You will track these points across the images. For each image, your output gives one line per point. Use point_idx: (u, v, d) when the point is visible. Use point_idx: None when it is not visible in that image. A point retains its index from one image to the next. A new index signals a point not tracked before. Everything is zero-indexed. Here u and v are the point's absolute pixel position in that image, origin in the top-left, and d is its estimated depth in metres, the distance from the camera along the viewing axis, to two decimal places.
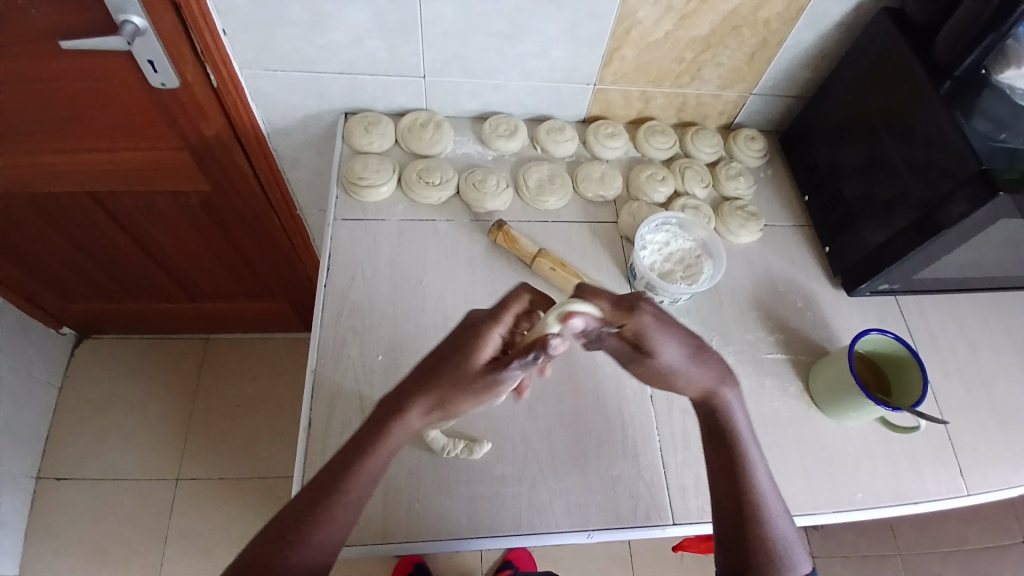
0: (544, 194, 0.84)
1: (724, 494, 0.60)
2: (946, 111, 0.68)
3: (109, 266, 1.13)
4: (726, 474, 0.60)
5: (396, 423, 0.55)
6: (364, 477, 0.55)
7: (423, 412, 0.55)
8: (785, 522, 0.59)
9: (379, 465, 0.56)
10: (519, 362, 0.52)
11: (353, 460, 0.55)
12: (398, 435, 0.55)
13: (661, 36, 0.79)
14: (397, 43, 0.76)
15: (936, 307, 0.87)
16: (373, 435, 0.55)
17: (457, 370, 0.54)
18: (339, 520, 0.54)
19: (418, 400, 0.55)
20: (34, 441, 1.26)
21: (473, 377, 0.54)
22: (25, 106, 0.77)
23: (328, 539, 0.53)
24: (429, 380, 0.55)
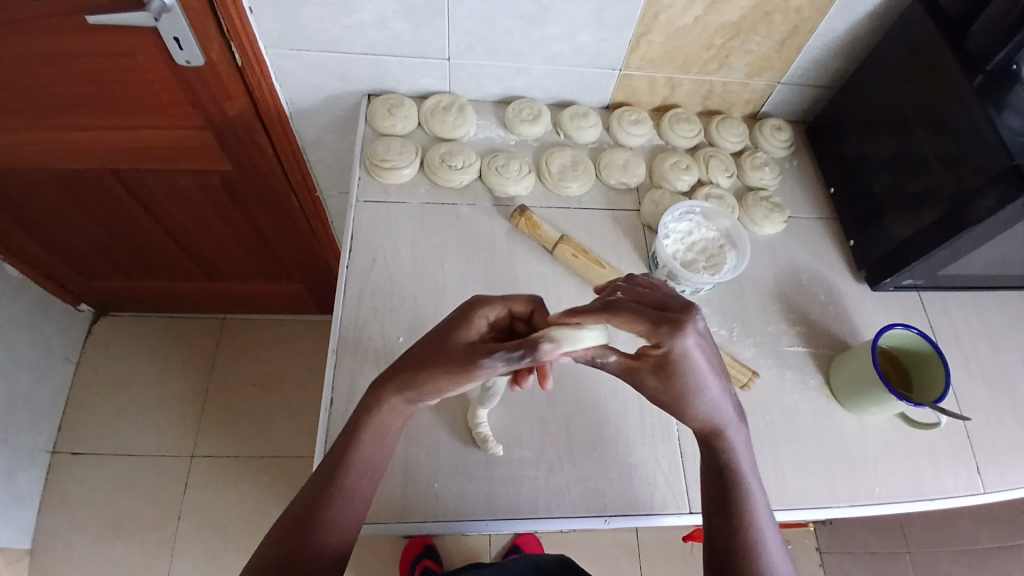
0: (566, 180, 0.83)
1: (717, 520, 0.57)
2: (981, 105, 0.66)
3: (127, 245, 1.14)
4: (723, 500, 0.57)
5: (373, 407, 0.55)
6: (358, 461, 0.56)
7: (399, 397, 0.55)
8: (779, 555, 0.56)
9: (368, 452, 0.56)
10: (501, 352, 0.49)
11: (345, 447, 0.56)
12: (379, 419, 0.56)
13: (690, 22, 0.78)
14: (422, 24, 0.76)
15: (960, 304, 0.85)
16: (357, 421, 0.56)
17: (440, 350, 0.53)
18: (342, 507, 0.55)
19: (392, 383, 0.55)
20: (51, 416, 1.28)
21: (449, 360, 0.52)
22: (52, 81, 0.78)
23: (338, 526, 0.55)
24: (402, 363, 0.55)
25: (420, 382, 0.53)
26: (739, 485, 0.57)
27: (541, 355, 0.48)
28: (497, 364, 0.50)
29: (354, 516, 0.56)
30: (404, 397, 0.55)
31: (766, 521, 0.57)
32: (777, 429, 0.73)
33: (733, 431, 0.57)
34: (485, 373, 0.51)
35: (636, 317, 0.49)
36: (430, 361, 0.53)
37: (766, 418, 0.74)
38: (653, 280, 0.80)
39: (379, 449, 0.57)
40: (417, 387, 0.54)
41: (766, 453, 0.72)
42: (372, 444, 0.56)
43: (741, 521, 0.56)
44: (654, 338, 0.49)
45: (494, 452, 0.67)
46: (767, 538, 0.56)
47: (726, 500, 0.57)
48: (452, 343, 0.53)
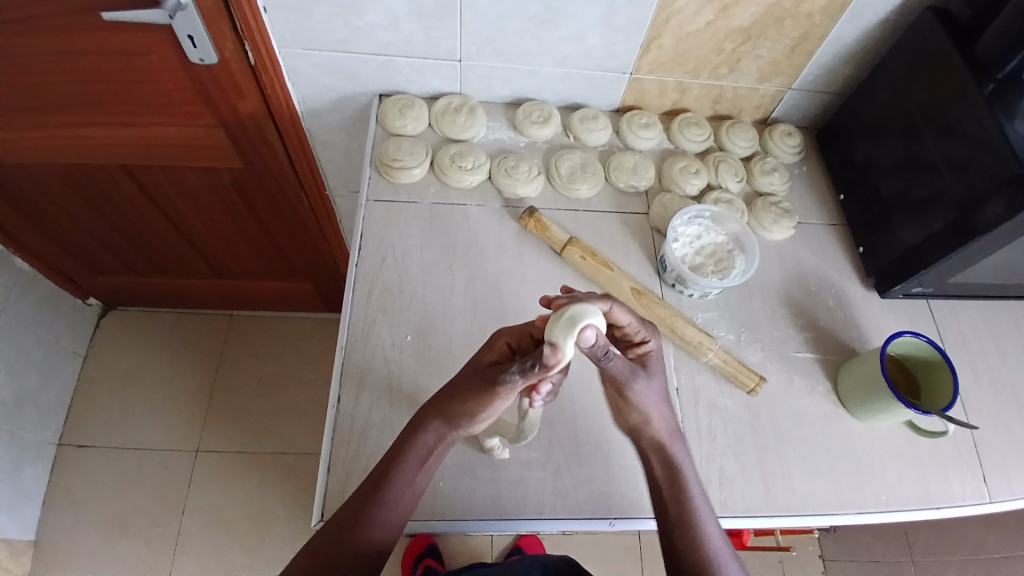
0: (576, 182, 0.83)
1: (673, 531, 0.57)
2: (989, 111, 0.66)
3: (138, 241, 1.15)
4: (675, 510, 0.58)
5: (421, 426, 0.57)
6: (403, 474, 0.56)
7: (441, 421, 0.57)
8: (734, 565, 0.56)
9: (410, 470, 0.57)
10: (519, 366, 0.52)
11: (390, 464, 0.57)
12: (422, 442, 0.57)
13: (701, 26, 0.78)
14: (434, 24, 0.76)
15: (969, 311, 0.85)
16: (403, 442, 0.57)
17: (471, 375, 0.56)
18: (385, 519, 0.55)
19: (434, 408, 0.57)
20: (58, 410, 1.29)
21: (477, 382, 0.55)
22: (67, 78, 0.78)
23: (379, 539, 0.55)
24: (448, 389, 0.58)
25: (457, 408, 0.56)
26: (687, 495, 0.58)
27: (547, 360, 0.50)
28: (516, 378, 0.52)
29: (395, 529, 0.56)
30: (445, 421, 0.57)
31: (716, 531, 0.58)
32: (784, 434, 0.73)
33: (676, 441, 0.60)
34: (507, 390, 0.53)
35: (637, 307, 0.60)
36: (463, 387, 0.56)
37: (773, 422, 0.74)
38: (660, 283, 0.80)
39: (422, 468, 0.57)
40: (461, 411, 0.56)
41: (773, 457, 0.72)
42: (415, 464, 0.57)
43: (692, 531, 0.57)
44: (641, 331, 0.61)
45: (500, 456, 0.67)
46: (719, 547, 0.57)
47: (677, 510, 0.58)
48: (478, 367, 0.56)
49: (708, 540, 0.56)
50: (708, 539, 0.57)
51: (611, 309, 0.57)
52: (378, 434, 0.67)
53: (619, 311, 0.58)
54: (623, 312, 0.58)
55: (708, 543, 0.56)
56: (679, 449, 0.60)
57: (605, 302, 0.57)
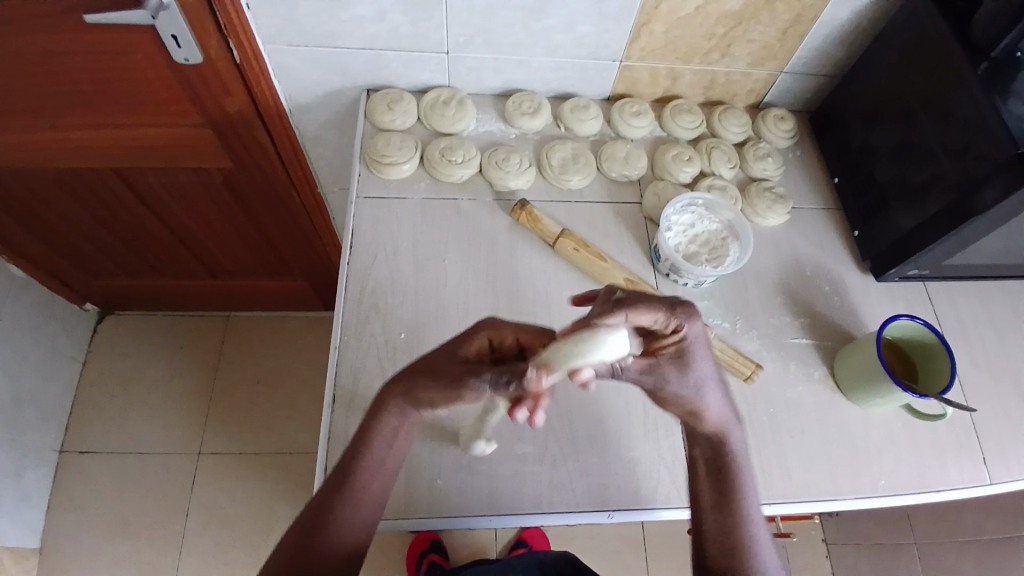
0: (567, 173, 0.83)
1: (709, 516, 0.59)
2: (985, 92, 0.65)
3: (131, 244, 1.14)
4: (716, 495, 0.59)
5: (377, 416, 0.56)
6: (368, 466, 0.57)
7: (403, 401, 0.56)
8: (767, 551, 0.58)
9: (376, 455, 0.57)
10: (492, 378, 0.48)
11: (356, 451, 0.57)
12: (384, 424, 0.56)
13: (691, 11, 0.77)
14: (420, 17, 0.75)
15: (966, 294, 0.84)
16: (365, 426, 0.57)
17: (436, 371, 0.54)
18: (356, 505, 0.56)
19: (395, 388, 0.56)
20: (58, 414, 1.29)
21: (444, 379, 0.53)
22: (53, 81, 0.78)
23: (353, 525, 0.56)
24: (408, 376, 0.56)
25: (418, 397, 0.55)
26: (733, 483, 0.59)
27: (528, 382, 0.45)
28: (486, 387, 0.49)
29: (367, 515, 0.57)
30: (408, 400, 0.55)
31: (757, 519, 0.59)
32: (780, 423, 0.73)
33: (732, 428, 0.58)
34: (477, 394, 0.51)
35: (653, 305, 0.51)
36: (426, 377, 0.54)
37: (769, 410, 0.73)
38: (655, 273, 0.80)
39: (388, 449, 0.57)
40: (420, 400, 0.55)
41: (770, 446, 0.71)
42: (381, 448, 0.57)
43: (733, 518, 0.58)
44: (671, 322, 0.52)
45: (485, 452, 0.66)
46: (757, 532, 0.58)
47: (719, 497, 0.59)
48: (450, 360, 0.54)
49: (747, 526, 0.58)
50: (747, 525, 0.58)
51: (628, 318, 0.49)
52: None
53: (637, 316, 0.50)
54: (643, 315, 0.50)
55: (746, 529, 0.58)
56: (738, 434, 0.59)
57: (617, 315, 0.49)
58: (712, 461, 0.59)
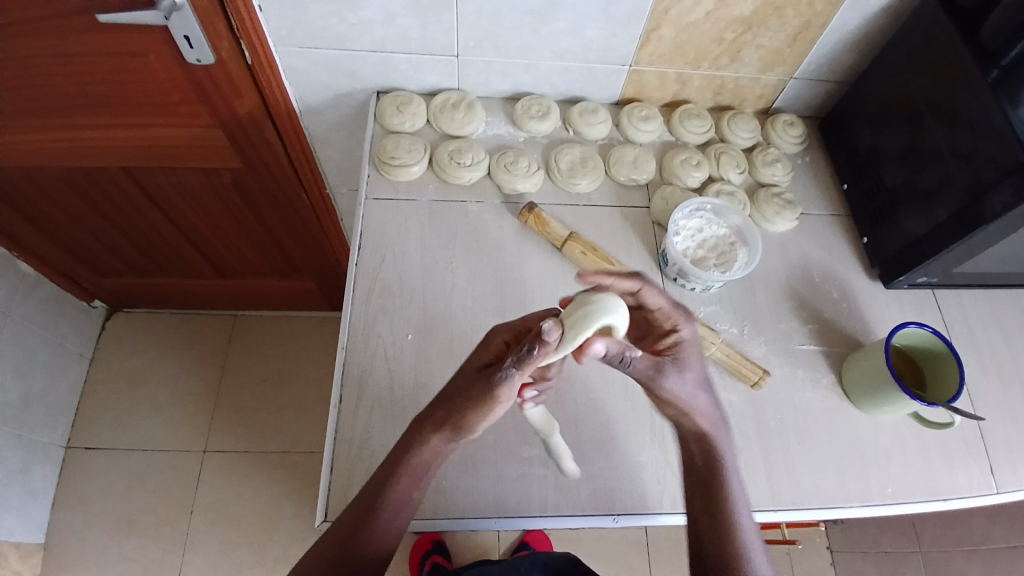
0: (575, 177, 0.83)
1: (702, 520, 0.58)
2: (994, 98, 0.65)
3: (140, 243, 1.15)
4: (707, 498, 0.59)
5: (417, 439, 0.57)
6: (402, 486, 0.57)
7: (441, 434, 0.57)
8: (762, 559, 0.56)
9: (408, 485, 0.57)
10: (515, 358, 0.53)
11: (388, 478, 0.57)
12: (421, 458, 0.57)
13: (700, 16, 0.77)
14: (431, 19, 0.75)
15: (975, 301, 0.84)
16: (399, 456, 0.58)
17: (461, 387, 0.57)
18: (387, 524, 0.56)
19: (432, 422, 0.57)
20: (65, 411, 1.30)
21: (472, 392, 0.55)
22: (66, 81, 0.78)
23: (382, 541, 0.56)
24: (442, 400, 0.58)
25: (455, 417, 0.56)
26: (723, 485, 0.59)
27: (547, 336, 0.52)
28: (512, 370, 0.54)
29: (397, 530, 0.57)
30: (447, 434, 0.57)
31: (750, 524, 0.58)
32: (788, 428, 0.73)
33: (720, 431, 0.61)
34: (507, 386, 0.54)
35: (659, 294, 0.62)
36: (461, 403, 0.56)
37: (777, 415, 0.73)
38: (662, 277, 0.80)
39: (420, 483, 0.58)
40: (456, 422, 0.56)
41: (777, 451, 0.71)
42: (414, 479, 0.57)
43: (723, 521, 0.57)
44: (670, 317, 0.62)
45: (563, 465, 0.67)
46: (750, 539, 0.57)
47: (709, 499, 0.58)
48: (473, 371, 0.57)
49: (739, 531, 0.57)
50: (738, 529, 0.57)
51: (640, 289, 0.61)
52: (380, 434, 0.67)
53: (649, 293, 0.62)
54: (651, 295, 0.62)
55: (738, 534, 0.56)
56: (722, 437, 0.61)
57: (633, 282, 0.61)
58: (703, 466, 0.60)
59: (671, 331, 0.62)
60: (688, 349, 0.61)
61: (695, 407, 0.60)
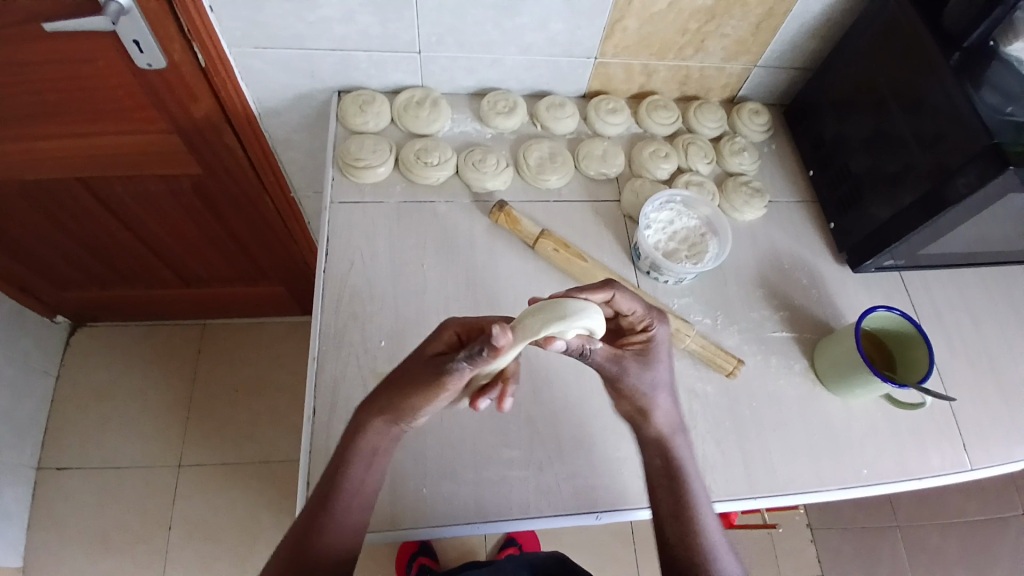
0: (545, 173, 0.82)
1: (670, 526, 0.58)
2: (957, 81, 0.66)
3: (101, 254, 1.11)
4: (672, 503, 0.58)
5: (358, 428, 0.57)
6: (352, 477, 0.56)
7: (381, 420, 0.56)
8: (729, 559, 0.57)
9: (358, 474, 0.56)
10: (467, 354, 0.51)
11: (337, 472, 0.56)
12: (364, 444, 0.57)
13: (664, 6, 0.77)
14: (390, 16, 0.74)
15: (941, 282, 0.86)
16: (344, 449, 0.57)
17: (412, 370, 0.55)
18: (342, 517, 0.55)
19: (372, 409, 0.57)
20: (34, 430, 1.26)
21: (421, 378, 0.54)
22: (9, 91, 0.75)
23: (342, 534, 0.55)
24: (384, 388, 0.57)
25: (398, 401, 0.55)
26: (684, 489, 0.58)
27: (496, 341, 0.48)
28: (464, 365, 0.51)
29: (356, 522, 0.56)
30: (385, 420, 0.56)
31: (714, 525, 0.58)
32: (764, 417, 0.73)
33: (676, 436, 0.60)
34: (457, 378, 0.52)
35: (632, 298, 0.60)
36: (398, 388, 0.56)
37: (753, 404, 0.74)
38: (635, 271, 0.80)
39: (369, 468, 0.57)
40: (398, 408, 0.55)
41: (754, 440, 0.72)
42: (363, 466, 0.57)
43: (690, 523, 0.57)
44: (644, 318, 0.61)
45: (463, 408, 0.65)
46: (715, 539, 0.57)
47: (676, 504, 0.58)
48: (424, 361, 0.55)
49: (703, 532, 0.57)
50: (703, 529, 0.57)
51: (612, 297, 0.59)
52: None
53: (621, 299, 0.60)
54: (624, 299, 0.60)
55: (705, 536, 0.57)
56: (681, 443, 0.61)
57: (604, 292, 0.59)
58: (659, 470, 0.60)
59: (643, 332, 0.61)
60: (656, 350, 0.60)
61: (657, 409, 0.59)
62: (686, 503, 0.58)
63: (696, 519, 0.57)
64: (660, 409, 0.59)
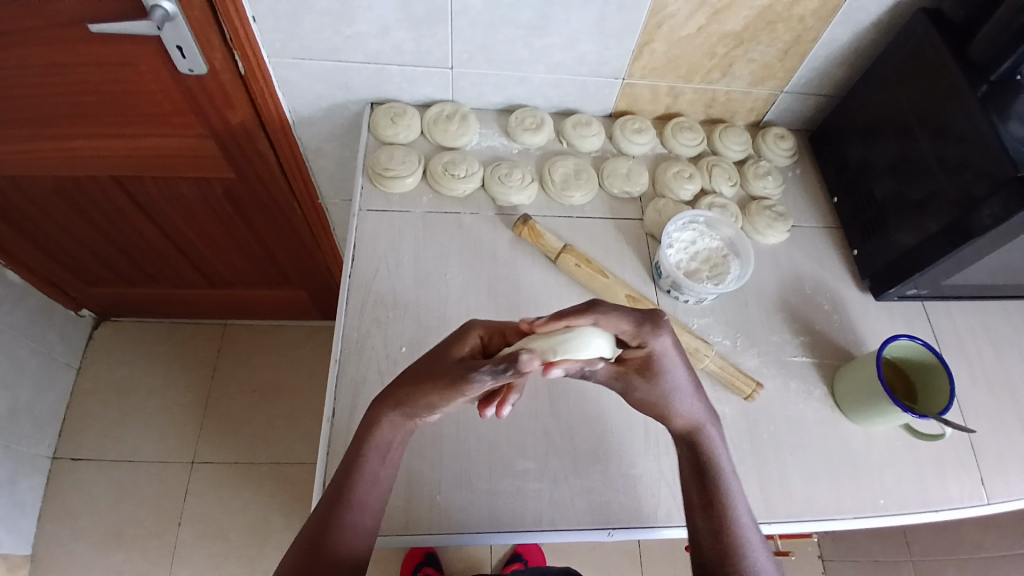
0: (569, 189, 0.83)
1: (701, 520, 0.59)
2: (984, 113, 0.66)
3: (129, 253, 1.14)
4: (703, 496, 0.59)
5: (373, 420, 0.57)
6: (366, 475, 0.57)
7: (396, 413, 0.57)
8: (761, 551, 0.58)
9: (374, 467, 0.58)
10: (490, 367, 0.50)
11: (352, 466, 0.57)
12: (379, 437, 0.57)
13: (693, 31, 0.78)
14: (424, 33, 0.76)
15: (964, 312, 0.85)
16: (358, 442, 0.58)
17: (435, 369, 0.55)
18: (356, 518, 0.56)
19: (388, 399, 0.57)
20: (52, 423, 1.28)
21: (442, 377, 0.54)
22: (54, 90, 0.77)
23: (358, 533, 0.56)
24: (403, 381, 0.57)
25: (413, 398, 0.56)
26: (718, 482, 0.59)
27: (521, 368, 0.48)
28: (486, 378, 0.50)
29: (371, 519, 0.57)
30: (400, 413, 0.57)
31: (746, 520, 0.59)
32: (782, 441, 0.73)
33: (708, 427, 0.60)
34: (476, 387, 0.52)
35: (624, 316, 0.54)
36: (416, 381, 0.56)
37: (771, 428, 0.74)
38: (656, 290, 0.80)
39: (384, 462, 0.58)
40: (415, 403, 0.56)
41: (771, 463, 0.71)
42: (378, 460, 0.58)
43: (721, 519, 0.58)
44: (636, 337, 0.55)
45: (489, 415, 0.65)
46: (747, 535, 0.58)
47: (707, 499, 0.59)
48: (447, 362, 0.55)
49: (737, 525, 0.58)
50: (737, 522, 0.58)
51: (596, 321, 0.53)
52: None
53: (607, 321, 0.53)
54: (612, 322, 0.53)
55: (739, 528, 0.58)
56: (712, 434, 0.60)
57: (586, 315, 0.52)
58: (692, 462, 0.61)
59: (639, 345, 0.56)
60: (659, 361, 0.56)
61: (679, 411, 0.59)
62: (719, 499, 0.59)
63: (727, 514, 0.58)
64: (685, 407, 0.59)
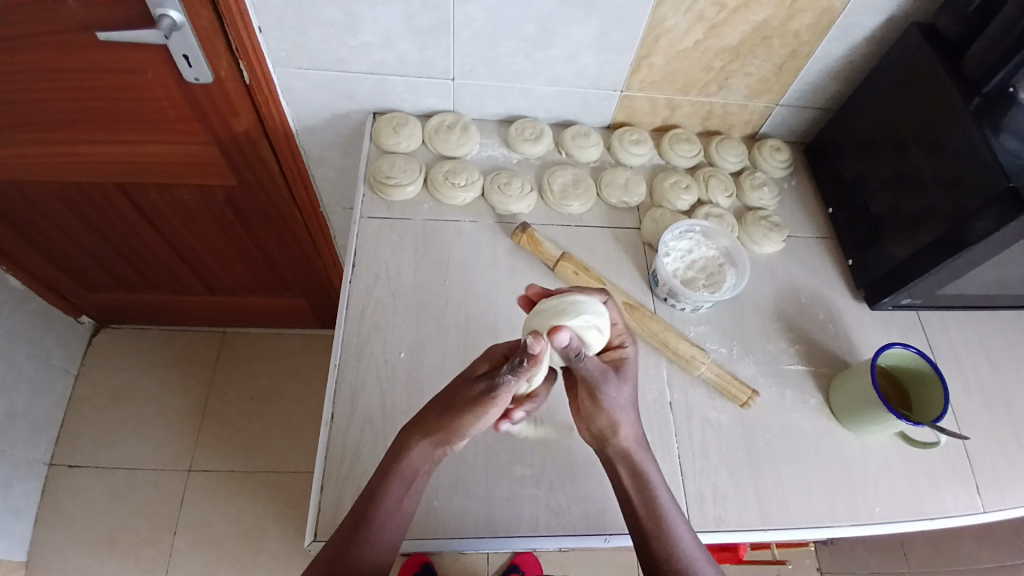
0: (568, 199, 0.84)
1: (648, 538, 0.58)
2: (977, 127, 0.68)
3: (132, 259, 1.15)
4: (647, 514, 0.59)
5: (399, 449, 0.58)
6: (389, 501, 0.57)
7: (425, 440, 0.58)
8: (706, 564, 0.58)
9: (399, 491, 0.58)
10: (511, 366, 0.54)
11: (376, 491, 0.57)
12: (407, 465, 0.58)
13: (690, 45, 0.80)
14: (427, 45, 0.77)
15: (959, 323, 0.86)
16: (388, 466, 0.58)
17: (456, 389, 0.58)
18: (380, 540, 0.56)
19: (415, 428, 0.59)
20: (49, 428, 1.28)
21: (467, 396, 0.56)
22: (61, 96, 0.79)
23: (380, 556, 0.55)
24: (427, 407, 0.59)
25: (438, 421, 0.57)
26: (655, 498, 0.60)
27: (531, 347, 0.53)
28: (509, 378, 0.54)
29: (395, 540, 0.57)
30: (429, 439, 0.58)
31: (689, 535, 0.59)
32: (777, 449, 0.73)
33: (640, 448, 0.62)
34: (504, 393, 0.55)
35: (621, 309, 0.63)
36: (446, 409, 0.57)
37: (767, 436, 0.74)
38: (653, 298, 0.81)
39: (410, 488, 0.58)
40: (442, 427, 0.57)
41: (767, 472, 0.72)
42: (404, 483, 0.58)
43: (665, 535, 0.58)
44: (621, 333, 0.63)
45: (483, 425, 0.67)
46: (690, 549, 0.58)
47: (651, 517, 0.59)
48: (470, 380, 0.57)
49: (680, 543, 0.58)
50: (680, 537, 0.58)
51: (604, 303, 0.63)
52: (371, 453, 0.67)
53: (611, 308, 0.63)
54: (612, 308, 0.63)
55: (680, 543, 0.58)
56: (644, 456, 0.62)
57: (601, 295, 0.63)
58: (633, 489, 0.60)
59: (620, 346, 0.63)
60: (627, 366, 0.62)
61: (620, 425, 0.60)
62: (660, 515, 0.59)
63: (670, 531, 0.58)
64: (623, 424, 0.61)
